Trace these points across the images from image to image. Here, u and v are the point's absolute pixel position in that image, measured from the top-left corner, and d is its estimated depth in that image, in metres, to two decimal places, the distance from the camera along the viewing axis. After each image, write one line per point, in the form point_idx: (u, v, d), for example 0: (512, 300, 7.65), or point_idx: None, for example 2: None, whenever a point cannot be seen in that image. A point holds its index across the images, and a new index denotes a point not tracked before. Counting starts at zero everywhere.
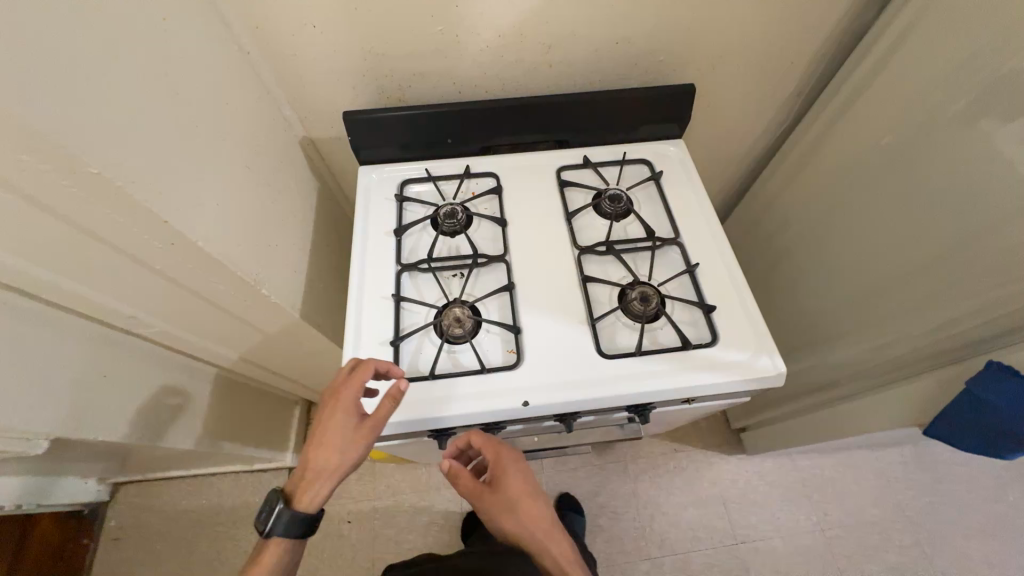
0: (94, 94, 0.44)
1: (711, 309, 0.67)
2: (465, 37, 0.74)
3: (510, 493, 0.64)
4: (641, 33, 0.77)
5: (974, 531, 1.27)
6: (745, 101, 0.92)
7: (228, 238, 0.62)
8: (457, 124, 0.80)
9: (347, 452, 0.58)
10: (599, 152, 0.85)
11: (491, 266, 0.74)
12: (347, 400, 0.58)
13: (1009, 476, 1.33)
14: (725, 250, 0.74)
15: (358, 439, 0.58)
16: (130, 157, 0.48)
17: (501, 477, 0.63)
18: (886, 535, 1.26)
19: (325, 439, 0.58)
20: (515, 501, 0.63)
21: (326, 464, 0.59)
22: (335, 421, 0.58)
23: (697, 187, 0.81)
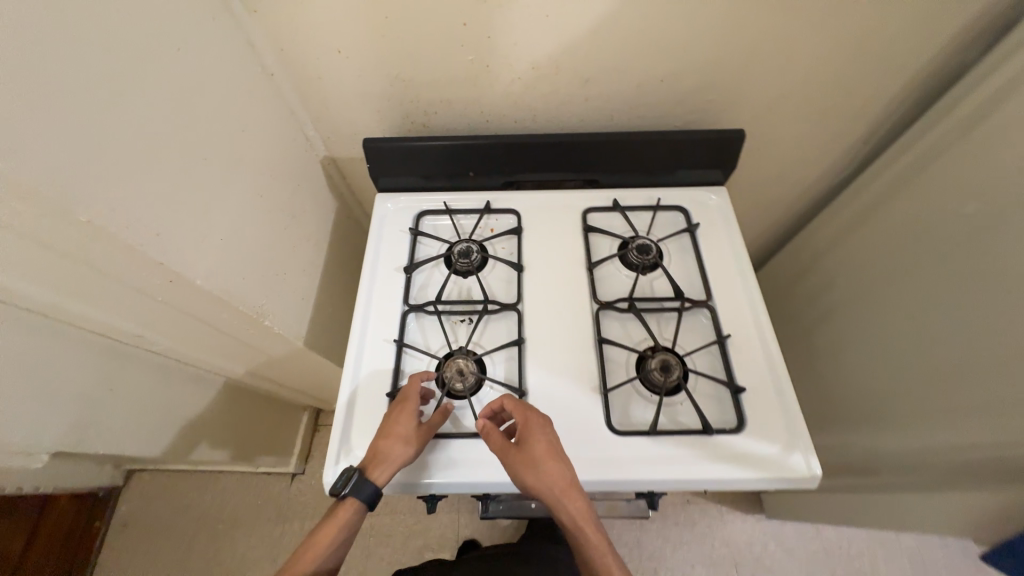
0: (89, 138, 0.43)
1: (739, 391, 0.60)
2: (496, 67, 0.69)
3: (542, 459, 0.53)
4: (689, 71, 0.70)
5: None
6: (801, 145, 0.83)
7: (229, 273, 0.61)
8: (481, 157, 0.76)
9: (410, 449, 0.56)
10: (630, 195, 0.79)
11: (501, 315, 0.70)
12: (414, 402, 0.58)
13: None
14: (761, 322, 0.66)
15: (421, 438, 0.57)
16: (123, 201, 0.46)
17: (528, 445, 0.54)
18: None
19: (393, 436, 0.56)
20: (543, 475, 0.52)
21: (392, 458, 0.55)
22: (397, 421, 0.57)
23: (738, 244, 0.73)
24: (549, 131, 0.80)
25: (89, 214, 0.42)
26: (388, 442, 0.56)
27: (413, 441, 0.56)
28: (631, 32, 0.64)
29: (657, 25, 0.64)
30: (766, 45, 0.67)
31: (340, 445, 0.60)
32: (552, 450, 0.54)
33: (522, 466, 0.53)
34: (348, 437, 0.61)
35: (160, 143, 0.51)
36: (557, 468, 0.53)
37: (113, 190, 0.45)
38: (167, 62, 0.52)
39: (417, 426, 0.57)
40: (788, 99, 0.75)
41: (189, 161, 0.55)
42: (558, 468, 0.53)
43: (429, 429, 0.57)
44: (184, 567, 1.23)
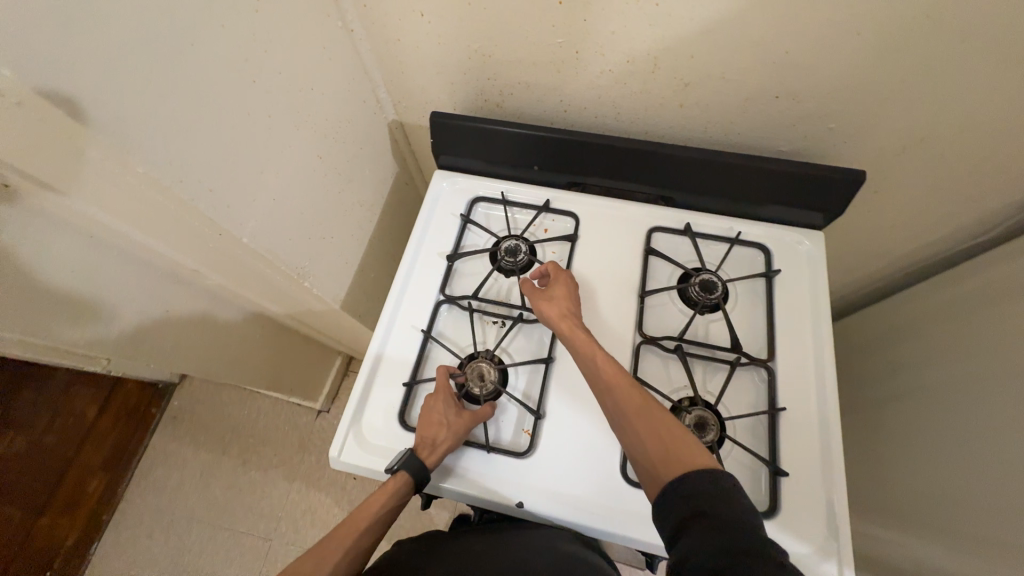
0: (156, 88, 0.43)
1: (780, 474, 0.54)
2: (586, 55, 0.61)
3: (554, 290, 0.62)
4: (815, 92, 0.59)
5: None
6: (932, 198, 0.69)
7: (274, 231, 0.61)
8: (551, 151, 0.70)
9: (453, 436, 0.55)
10: (707, 221, 0.70)
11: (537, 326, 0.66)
12: (446, 387, 0.59)
13: None
14: (825, 401, 0.58)
15: (462, 421, 0.56)
16: (180, 154, 0.47)
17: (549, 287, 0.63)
18: None
19: (431, 421, 0.56)
20: (555, 305, 0.60)
21: (434, 440, 0.55)
22: (437, 408, 0.57)
23: (821, 305, 0.63)
24: (630, 134, 0.72)
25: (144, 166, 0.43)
26: (429, 427, 0.55)
27: (456, 428, 0.55)
28: (754, 36, 0.54)
29: (789, 33, 0.53)
30: (924, 75, 0.54)
31: (351, 423, 0.60)
32: (568, 288, 0.61)
33: (538, 297, 0.61)
34: (360, 417, 0.61)
35: (224, 96, 0.50)
36: (568, 300, 0.60)
37: (172, 143, 0.46)
38: (246, 10, 0.50)
39: (457, 415, 0.57)
40: (933, 140, 0.61)
41: (252, 116, 0.54)
42: (571, 303, 0.60)
43: (472, 418, 0.57)
44: (214, 468, 1.37)
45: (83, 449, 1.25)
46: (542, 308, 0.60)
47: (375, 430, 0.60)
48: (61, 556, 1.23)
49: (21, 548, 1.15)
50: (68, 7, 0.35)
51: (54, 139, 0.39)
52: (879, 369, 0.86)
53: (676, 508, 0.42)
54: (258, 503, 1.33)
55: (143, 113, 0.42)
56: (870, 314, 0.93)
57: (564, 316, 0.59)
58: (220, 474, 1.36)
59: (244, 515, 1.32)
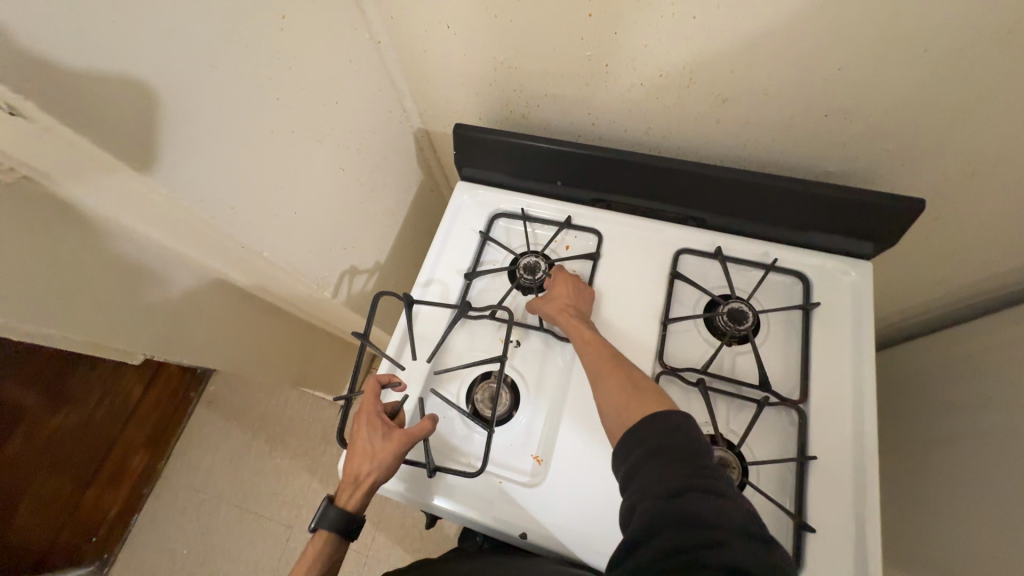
0: (183, 110, 0.44)
1: (807, 530, 0.50)
2: (616, 68, 0.58)
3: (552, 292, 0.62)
4: (871, 110, 0.53)
5: None
6: (1002, 226, 0.62)
7: (292, 241, 0.63)
8: (576, 168, 0.68)
9: (375, 470, 0.53)
10: (742, 245, 0.65)
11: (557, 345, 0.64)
12: (367, 414, 0.55)
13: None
14: (858, 451, 0.53)
15: (384, 450, 0.53)
16: (205, 172, 0.48)
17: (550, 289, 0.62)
18: None
19: (354, 454, 0.54)
20: (551, 303, 0.60)
21: (359, 475, 0.53)
22: (358, 438, 0.54)
23: (865, 343, 0.58)
24: (662, 150, 0.68)
25: (169, 186, 0.45)
26: (354, 462, 0.53)
27: (375, 460, 0.52)
28: (801, 52, 0.50)
29: (841, 50, 0.48)
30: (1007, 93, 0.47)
31: None
32: (567, 278, 0.62)
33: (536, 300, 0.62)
34: None
35: (247, 113, 0.51)
36: (569, 291, 0.61)
37: (199, 162, 0.47)
38: (271, 27, 0.50)
39: (379, 443, 0.54)
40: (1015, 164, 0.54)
41: (274, 130, 0.55)
42: (570, 301, 0.60)
43: (392, 447, 0.53)
44: (243, 454, 1.43)
45: (126, 429, 1.32)
46: (534, 303, 0.62)
47: None
48: (106, 525, 1.32)
49: (67, 519, 1.23)
50: (96, 41, 0.36)
51: (88, 160, 0.41)
52: (924, 407, 0.79)
53: (630, 454, 0.42)
54: (280, 490, 1.38)
55: (169, 135, 0.44)
56: (924, 347, 0.84)
57: (554, 299, 0.60)
58: (249, 459, 1.42)
59: (268, 500, 1.37)
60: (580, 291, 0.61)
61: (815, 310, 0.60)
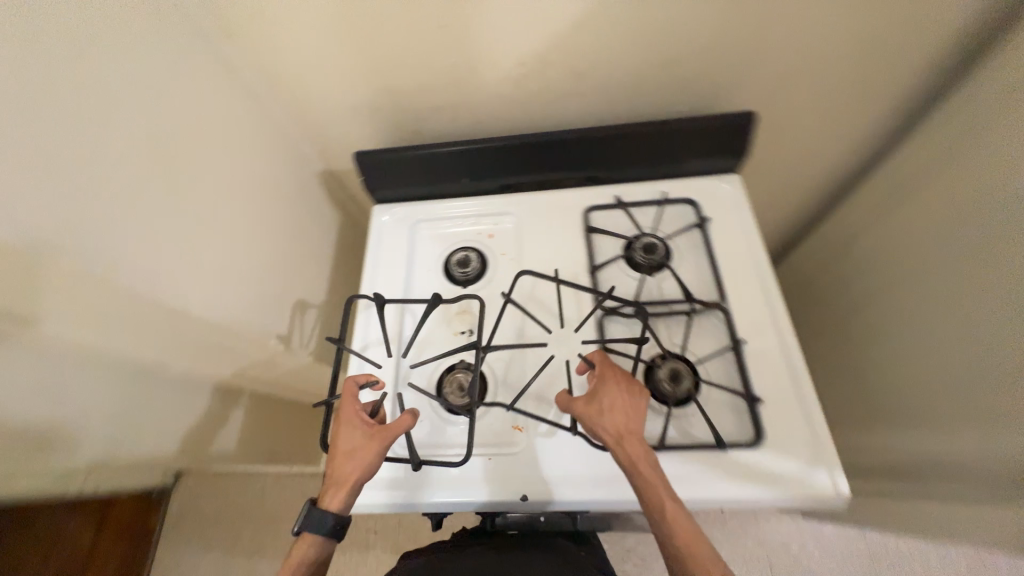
0: (67, 187, 0.44)
1: (755, 401, 0.57)
2: (480, 67, 0.65)
3: (603, 402, 0.53)
4: (702, 37, 0.63)
5: None
6: (823, 120, 0.75)
7: (215, 298, 0.62)
8: (477, 161, 0.74)
9: (358, 469, 0.52)
10: (636, 190, 0.74)
11: (534, 312, 0.67)
12: (347, 413, 0.55)
13: None
14: (777, 327, 0.62)
15: (367, 445, 0.52)
16: (103, 242, 0.48)
17: (599, 396, 0.53)
18: None
19: (337, 452, 0.53)
20: (607, 421, 0.52)
21: (344, 474, 0.51)
22: (340, 437, 0.53)
23: (753, 240, 0.68)
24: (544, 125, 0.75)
25: (65, 261, 0.44)
26: (337, 460, 0.52)
27: (360, 457, 0.52)
28: (620, 18, 0.60)
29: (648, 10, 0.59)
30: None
31: None
32: (620, 389, 0.53)
33: (585, 410, 0.53)
34: None
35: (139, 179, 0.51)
36: (626, 409, 0.52)
37: (97, 233, 0.47)
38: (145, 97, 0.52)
39: (362, 439, 0.53)
40: (822, 57, 0.65)
41: (172, 193, 0.56)
42: (629, 417, 0.52)
43: (376, 440, 0.52)
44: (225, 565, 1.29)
45: None
46: (576, 405, 0.54)
47: None
48: None
49: None
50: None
51: None
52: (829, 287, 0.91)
53: None
54: None
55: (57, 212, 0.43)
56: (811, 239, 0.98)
57: (611, 413, 0.52)
58: (232, 567, 1.29)
59: None
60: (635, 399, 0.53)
61: (708, 225, 0.70)
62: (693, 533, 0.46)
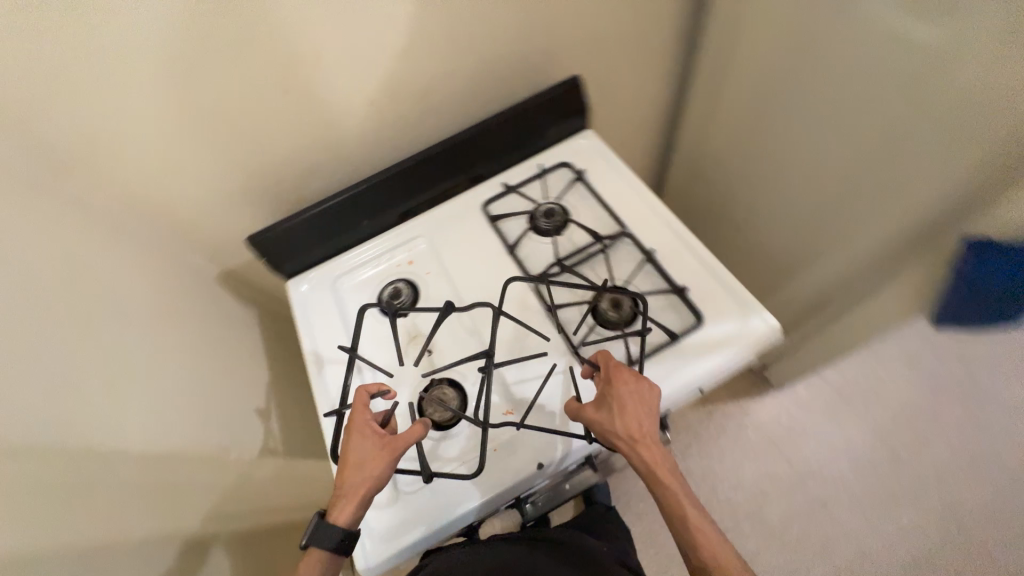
0: None
1: (683, 291, 0.65)
2: (336, 112, 0.70)
3: (617, 403, 0.55)
4: (513, 29, 0.72)
5: None
6: (633, 63, 0.90)
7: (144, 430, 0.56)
8: (367, 203, 0.77)
9: (369, 479, 0.52)
10: (517, 172, 0.82)
11: (533, 325, 0.67)
12: (359, 424, 0.55)
13: None
14: (672, 228, 0.72)
15: (378, 457, 0.53)
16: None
17: (613, 398, 0.55)
18: None
19: (349, 464, 0.53)
20: (622, 424, 0.54)
21: (355, 486, 0.52)
22: (351, 448, 0.54)
23: (625, 172, 0.79)
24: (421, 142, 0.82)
25: None
26: (346, 471, 0.53)
27: (372, 469, 0.52)
28: (442, 32, 0.68)
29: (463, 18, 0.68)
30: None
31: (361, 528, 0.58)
32: (630, 393, 0.55)
33: (597, 416, 0.55)
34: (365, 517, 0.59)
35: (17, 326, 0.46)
36: (638, 411, 0.54)
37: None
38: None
39: (373, 450, 0.54)
40: (611, 15, 0.78)
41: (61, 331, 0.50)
42: (642, 417, 0.54)
43: (387, 452, 0.53)
44: None
45: None
46: (587, 411, 0.56)
47: (385, 522, 0.58)
48: None
49: None
50: None
51: None
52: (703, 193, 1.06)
53: None
54: None
55: None
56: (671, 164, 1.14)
57: (622, 418, 0.54)
58: None
59: None
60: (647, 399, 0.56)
61: (586, 176, 0.80)
62: (701, 521, 0.51)
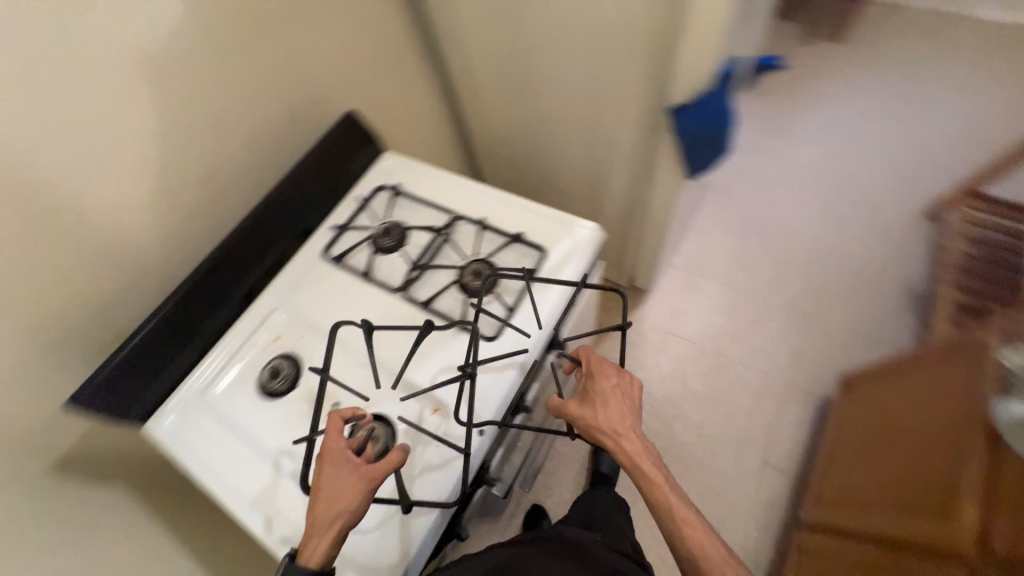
0: None
1: (520, 236, 0.75)
2: (109, 224, 0.65)
3: (600, 394, 0.61)
4: (260, 83, 0.76)
5: (797, 195, 1.58)
6: (394, 84, 1.00)
7: None
8: (200, 303, 0.74)
9: (344, 514, 0.51)
10: (340, 212, 0.85)
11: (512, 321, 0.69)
12: (333, 454, 0.54)
13: (767, 148, 1.68)
14: (491, 196, 0.82)
15: (354, 487, 0.52)
16: None
17: (596, 391, 0.61)
18: (763, 247, 1.50)
19: (323, 496, 0.52)
20: (606, 416, 0.59)
21: (330, 520, 0.51)
22: (325, 479, 0.52)
23: (433, 171, 0.87)
24: (227, 220, 0.80)
25: None
26: (318, 504, 0.51)
27: (348, 501, 0.51)
28: (191, 109, 0.68)
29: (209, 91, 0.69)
30: (292, 20, 0.75)
31: None
32: (608, 390, 0.61)
33: (582, 410, 0.61)
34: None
35: None
36: (619, 406, 0.60)
37: None
38: None
39: (349, 480, 0.52)
40: (350, 50, 0.87)
41: None
42: (623, 411, 0.60)
43: (363, 482, 0.52)
44: None
45: None
46: (572, 409, 0.61)
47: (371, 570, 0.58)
48: None
49: None
50: None
51: None
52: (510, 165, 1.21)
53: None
54: None
55: None
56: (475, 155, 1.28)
57: (604, 411, 0.60)
58: None
59: None
60: (628, 394, 0.62)
61: (403, 188, 0.86)
62: (679, 503, 0.56)
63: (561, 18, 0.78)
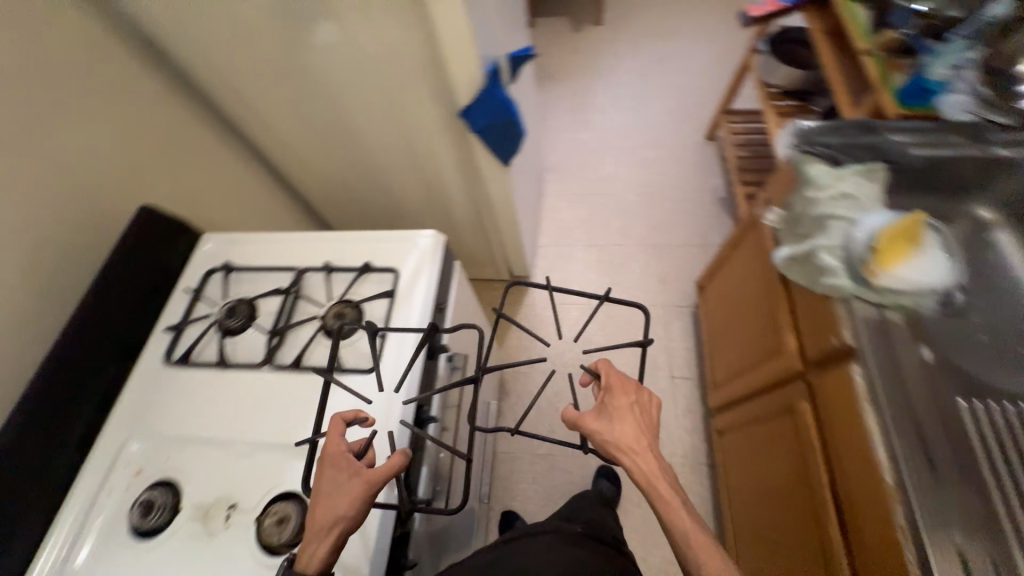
0: None
1: (367, 265, 0.76)
2: None
3: (617, 410, 0.55)
4: (19, 208, 0.67)
5: (616, 154, 1.83)
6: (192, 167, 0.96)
7: None
8: (23, 470, 0.63)
9: (343, 519, 0.49)
10: (172, 311, 0.78)
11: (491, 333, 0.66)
12: (331, 457, 0.51)
13: (580, 124, 1.93)
14: (328, 239, 0.82)
15: (353, 492, 0.49)
16: None
17: (611, 408, 0.56)
18: (607, 204, 1.72)
19: (322, 500, 0.49)
20: (623, 436, 0.54)
21: (329, 525, 0.48)
22: (323, 481, 0.50)
23: (262, 236, 0.85)
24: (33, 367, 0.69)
25: None
26: (316, 507, 0.49)
27: (348, 505, 0.49)
28: None
29: None
30: (28, 131, 0.68)
31: None
32: (626, 410, 0.56)
33: (595, 428, 0.55)
34: None
35: None
36: (636, 425, 0.55)
37: None
38: None
39: (348, 485, 0.50)
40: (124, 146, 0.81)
41: None
42: (641, 430, 0.55)
43: (362, 487, 0.49)
44: None
45: None
46: (587, 421, 0.55)
47: None
48: None
49: None
50: None
51: None
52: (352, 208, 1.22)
53: None
54: None
55: None
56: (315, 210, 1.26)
57: (621, 431, 0.54)
58: None
59: None
60: (647, 412, 0.57)
61: (235, 263, 0.82)
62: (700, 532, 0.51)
63: (335, 60, 0.83)
